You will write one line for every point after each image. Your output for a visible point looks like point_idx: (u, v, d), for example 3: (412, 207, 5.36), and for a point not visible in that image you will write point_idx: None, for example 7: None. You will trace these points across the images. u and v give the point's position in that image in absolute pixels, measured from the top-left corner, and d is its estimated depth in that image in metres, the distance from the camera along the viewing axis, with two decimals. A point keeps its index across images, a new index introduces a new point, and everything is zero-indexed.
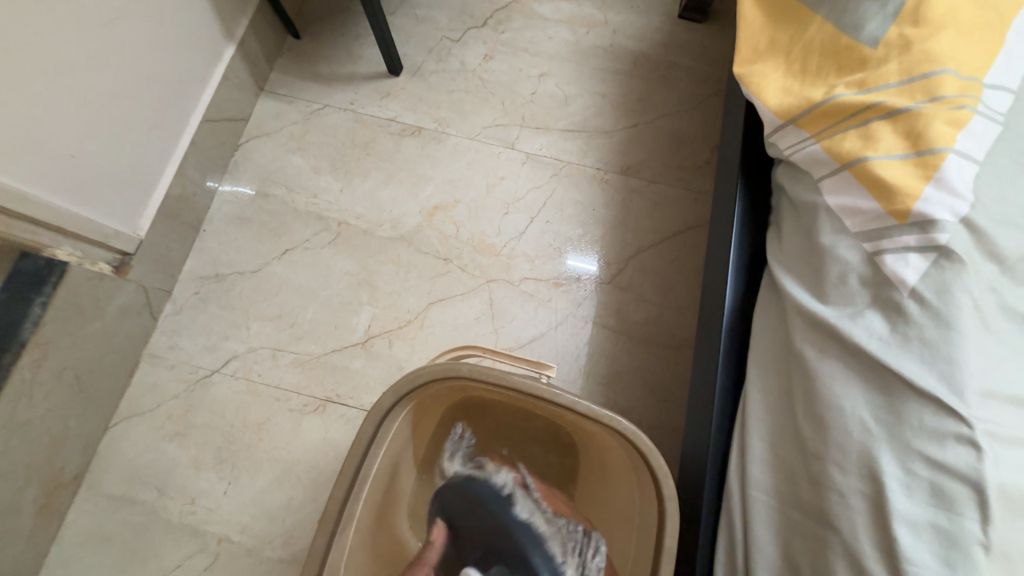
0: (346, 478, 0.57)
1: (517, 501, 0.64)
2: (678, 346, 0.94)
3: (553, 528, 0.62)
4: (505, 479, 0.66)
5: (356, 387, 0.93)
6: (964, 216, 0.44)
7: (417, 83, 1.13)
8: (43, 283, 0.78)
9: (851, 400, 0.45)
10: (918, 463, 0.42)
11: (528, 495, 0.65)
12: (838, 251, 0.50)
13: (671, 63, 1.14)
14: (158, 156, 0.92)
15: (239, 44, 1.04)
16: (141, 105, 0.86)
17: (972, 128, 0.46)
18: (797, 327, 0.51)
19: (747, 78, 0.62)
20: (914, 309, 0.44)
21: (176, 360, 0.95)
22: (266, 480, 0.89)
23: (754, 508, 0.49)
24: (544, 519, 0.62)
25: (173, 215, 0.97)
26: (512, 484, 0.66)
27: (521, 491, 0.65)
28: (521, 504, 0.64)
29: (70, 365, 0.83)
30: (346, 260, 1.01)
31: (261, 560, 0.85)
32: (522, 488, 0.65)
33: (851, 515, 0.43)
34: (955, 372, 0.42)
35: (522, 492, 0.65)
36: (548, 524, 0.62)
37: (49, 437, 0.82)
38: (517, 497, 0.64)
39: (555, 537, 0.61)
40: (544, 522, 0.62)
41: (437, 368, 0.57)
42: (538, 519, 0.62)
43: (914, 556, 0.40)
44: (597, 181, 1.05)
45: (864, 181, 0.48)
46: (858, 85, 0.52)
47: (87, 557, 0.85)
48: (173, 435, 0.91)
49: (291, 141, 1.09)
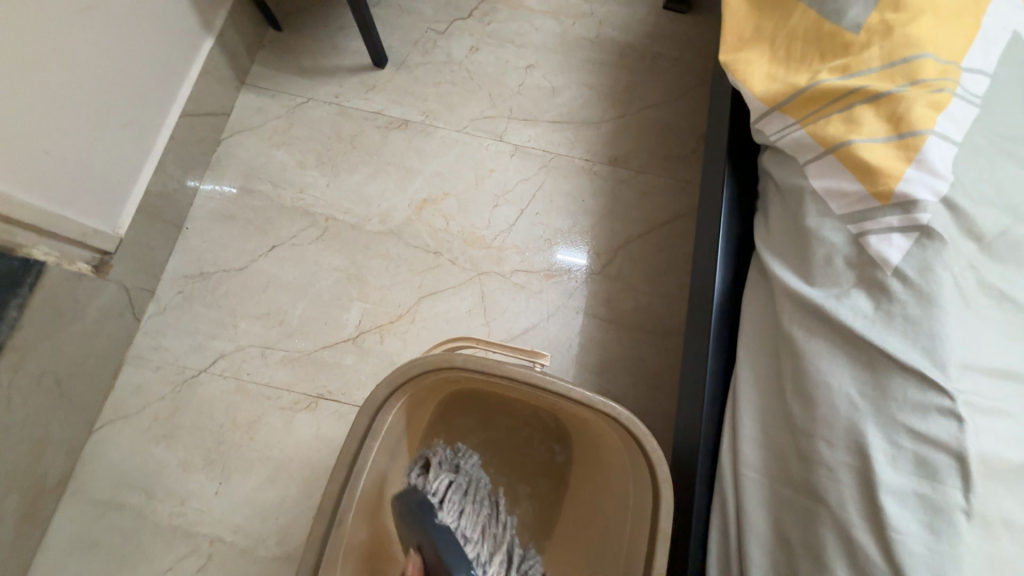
0: (342, 471, 0.56)
1: (445, 508, 0.61)
2: (668, 334, 0.95)
3: (486, 532, 0.63)
4: (438, 485, 0.63)
5: (348, 384, 0.92)
6: (944, 196, 0.45)
7: (402, 76, 1.11)
8: (19, 284, 0.75)
9: (838, 377, 0.46)
10: (902, 436, 0.43)
11: (460, 502, 0.63)
12: (823, 233, 0.51)
13: (656, 54, 1.15)
14: (135, 152, 0.89)
15: (218, 36, 1.01)
16: (116, 98, 0.83)
17: (950, 111, 0.47)
18: (785, 309, 0.52)
19: (733, 65, 0.63)
20: (897, 287, 0.45)
21: (162, 361, 0.93)
22: (258, 479, 0.88)
23: (745, 486, 0.50)
24: (474, 525, 0.63)
25: (154, 213, 0.94)
26: (444, 491, 0.63)
27: (453, 498, 0.63)
28: (449, 510, 0.61)
29: (50, 369, 0.81)
30: (334, 256, 1.00)
31: (255, 560, 0.84)
32: (456, 494, 0.64)
33: (839, 488, 0.44)
34: (938, 347, 0.43)
35: (454, 499, 0.63)
36: (479, 529, 0.63)
37: (31, 443, 0.80)
38: (445, 504, 0.62)
39: (492, 540, 0.63)
40: (473, 528, 0.62)
41: (430, 360, 0.57)
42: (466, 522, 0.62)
43: (899, 524, 0.41)
44: (585, 172, 1.05)
45: (848, 164, 0.49)
46: (841, 71, 0.52)
47: (75, 564, 0.83)
48: (160, 437, 0.89)
49: (275, 135, 1.07)
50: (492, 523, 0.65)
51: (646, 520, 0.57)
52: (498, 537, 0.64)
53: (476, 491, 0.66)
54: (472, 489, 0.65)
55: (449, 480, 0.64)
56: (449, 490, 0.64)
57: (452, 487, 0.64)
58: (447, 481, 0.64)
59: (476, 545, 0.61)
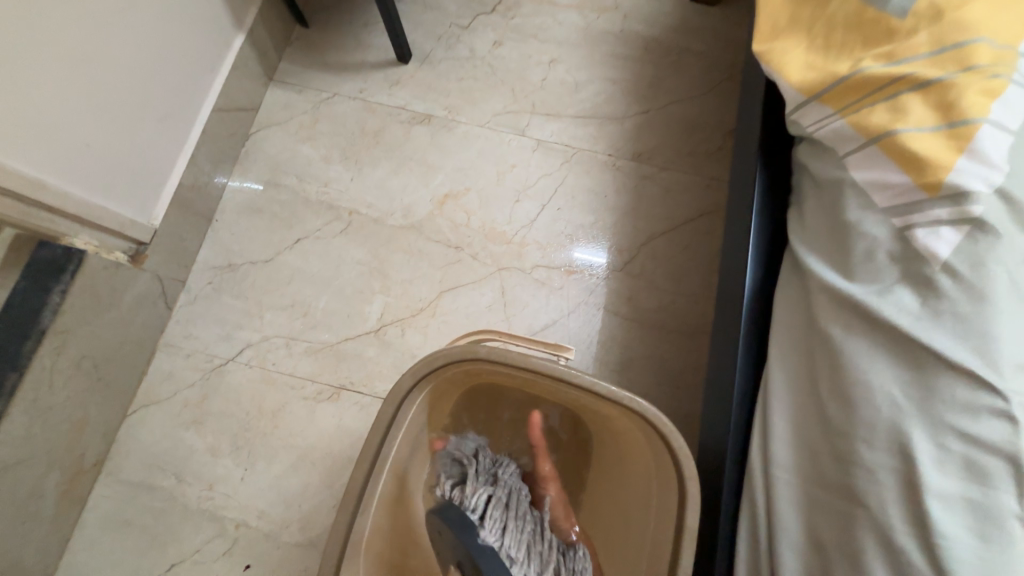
0: (367, 459, 0.57)
1: (487, 526, 0.61)
2: (692, 333, 0.94)
3: (531, 551, 0.62)
4: (476, 501, 0.64)
5: (369, 375, 0.94)
6: (998, 188, 0.43)
7: (426, 71, 1.12)
8: (62, 271, 0.79)
9: (879, 376, 0.45)
10: (950, 437, 0.41)
11: (502, 516, 0.63)
12: (865, 227, 0.49)
13: (683, 48, 1.13)
14: (170, 146, 0.92)
15: (248, 33, 1.03)
16: (153, 93, 0.86)
17: (1006, 98, 0.45)
18: (821, 305, 0.50)
19: (768, 55, 0.61)
20: (945, 283, 0.43)
21: (192, 349, 0.96)
22: (282, 466, 0.90)
23: (777, 486, 0.49)
24: (519, 544, 0.62)
25: (186, 206, 0.97)
26: (483, 507, 0.64)
27: (494, 514, 0.63)
28: (491, 528, 0.61)
29: (89, 353, 0.84)
30: (357, 249, 1.01)
31: (278, 545, 0.86)
32: (497, 510, 0.64)
33: (880, 491, 0.42)
34: (990, 346, 0.41)
35: (495, 515, 0.63)
36: (524, 548, 0.62)
37: (70, 424, 0.83)
38: (487, 522, 0.62)
39: (537, 558, 0.62)
40: (518, 547, 0.61)
41: (454, 352, 0.57)
42: (510, 541, 0.61)
43: (946, 529, 0.40)
44: (608, 168, 1.04)
45: (894, 155, 0.47)
46: (886, 57, 0.50)
47: (109, 542, 0.86)
48: (189, 423, 0.92)
49: (300, 130, 1.09)
50: (537, 540, 0.64)
51: (671, 519, 0.55)
52: (544, 555, 0.63)
53: (516, 504, 0.66)
54: (512, 503, 0.65)
55: (488, 496, 0.65)
56: (489, 505, 0.64)
57: (492, 502, 0.64)
58: (486, 497, 0.65)
59: (521, 565, 0.60)
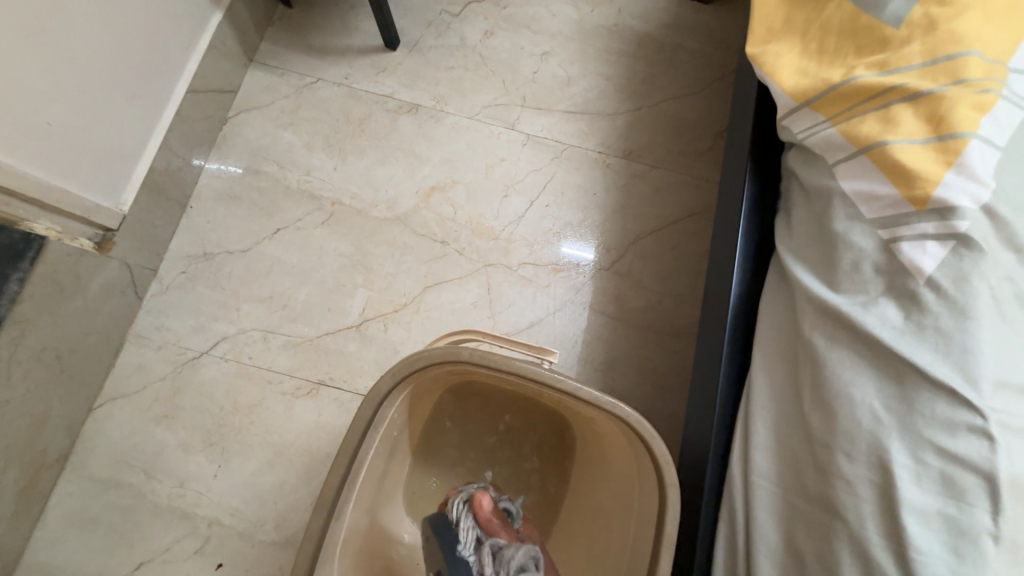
0: (343, 462, 0.55)
1: (463, 540, 0.57)
2: (677, 334, 0.94)
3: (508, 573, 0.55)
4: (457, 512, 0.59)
5: (350, 371, 0.91)
6: (984, 204, 0.44)
7: (414, 59, 1.08)
8: (20, 258, 0.74)
9: (860, 389, 0.45)
10: (929, 453, 0.42)
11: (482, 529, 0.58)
12: (852, 238, 0.49)
13: (676, 45, 1.11)
14: (139, 128, 0.87)
15: (227, 10, 0.99)
16: (123, 71, 0.81)
17: (995, 113, 0.45)
18: (806, 315, 0.50)
19: (761, 58, 0.60)
20: (930, 297, 0.44)
21: (163, 341, 0.92)
22: (257, 463, 0.87)
23: (756, 495, 0.49)
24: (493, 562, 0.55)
25: (158, 190, 0.92)
26: (463, 515, 0.59)
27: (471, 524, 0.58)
28: (465, 542, 0.56)
29: (51, 345, 0.80)
30: (340, 241, 0.98)
31: (253, 543, 0.84)
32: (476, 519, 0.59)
33: (857, 503, 0.43)
34: (970, 362, 0.42)
35: (472, 528, 0.58)
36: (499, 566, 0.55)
37: (31, 418, 0.79)
38: (463, 535, 0.57)
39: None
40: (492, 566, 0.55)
41: (436, 353, 0.55)
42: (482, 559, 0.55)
43: (922, 544, 0.40)
44: (597, 165, 1.03)
45: (884, 167, 0.47)
46: (878, 67, 0.50)
47: (73, 539, 0.83)
48: (160, 417, 0.89)
49: (282, 115, 1.04)
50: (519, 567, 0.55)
51: (650, 526, 0.55)
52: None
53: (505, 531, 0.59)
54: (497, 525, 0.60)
55: (467, 505, 0.60)
56: (468, 514, 0.59)
57: (470, 511, 0.59)
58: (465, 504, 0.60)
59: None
